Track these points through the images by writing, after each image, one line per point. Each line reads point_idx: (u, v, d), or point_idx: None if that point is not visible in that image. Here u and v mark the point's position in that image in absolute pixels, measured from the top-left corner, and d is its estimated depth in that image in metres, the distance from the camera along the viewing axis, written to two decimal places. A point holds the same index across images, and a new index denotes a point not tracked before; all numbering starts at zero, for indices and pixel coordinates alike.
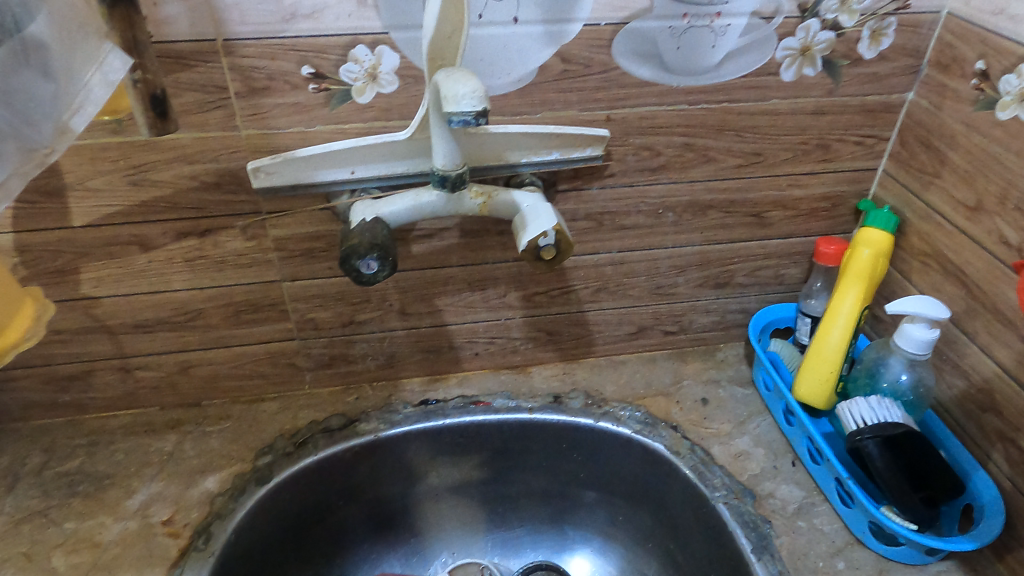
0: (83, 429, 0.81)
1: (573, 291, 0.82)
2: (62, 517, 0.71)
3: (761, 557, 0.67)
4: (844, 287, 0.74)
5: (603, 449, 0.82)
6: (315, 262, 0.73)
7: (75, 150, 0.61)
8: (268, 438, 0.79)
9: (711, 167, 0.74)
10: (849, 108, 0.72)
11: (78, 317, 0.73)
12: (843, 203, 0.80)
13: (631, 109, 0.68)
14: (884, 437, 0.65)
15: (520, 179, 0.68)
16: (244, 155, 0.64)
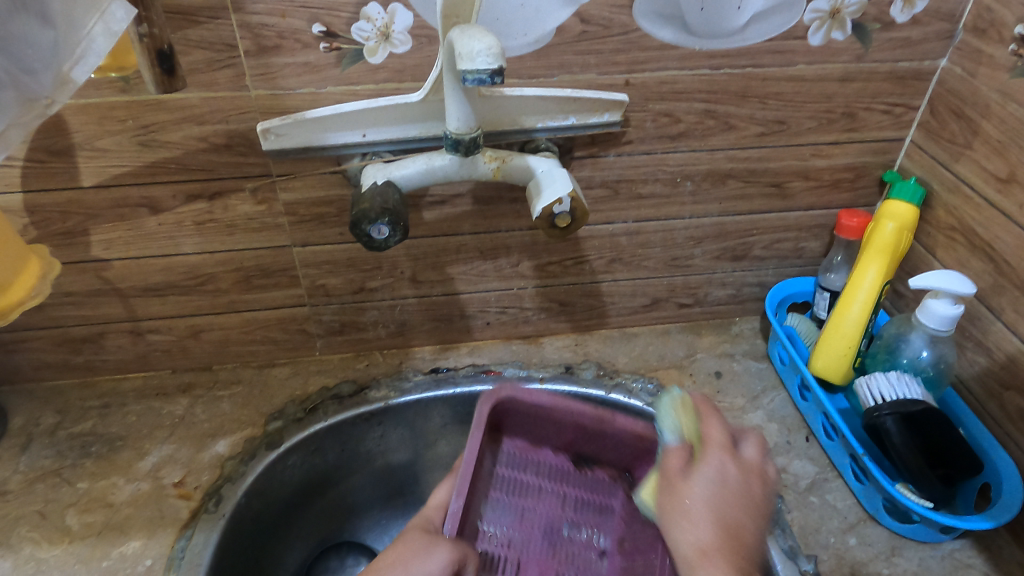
0: (96, 391, 0.81)
1: (587, 261, 0.81)
2: (76, 477, 0.72)
3: (773, 532, 0.66)
4: (866, 261, 0.73)
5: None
6: (326, 228, 0.72)
7: (83, 109, 0.60)
8: (279, 404, 0.79)
9: (731, 136, 0.72)
10: (877, 76, 0.70)
11: (89, 279, 0.73)
12: (867, 174, 0.78)
13: (651, 74, 0.65)
14: (904, 413, 0.64)
15: (535, 144, 0.66)
16: (254, 116, 0.62)
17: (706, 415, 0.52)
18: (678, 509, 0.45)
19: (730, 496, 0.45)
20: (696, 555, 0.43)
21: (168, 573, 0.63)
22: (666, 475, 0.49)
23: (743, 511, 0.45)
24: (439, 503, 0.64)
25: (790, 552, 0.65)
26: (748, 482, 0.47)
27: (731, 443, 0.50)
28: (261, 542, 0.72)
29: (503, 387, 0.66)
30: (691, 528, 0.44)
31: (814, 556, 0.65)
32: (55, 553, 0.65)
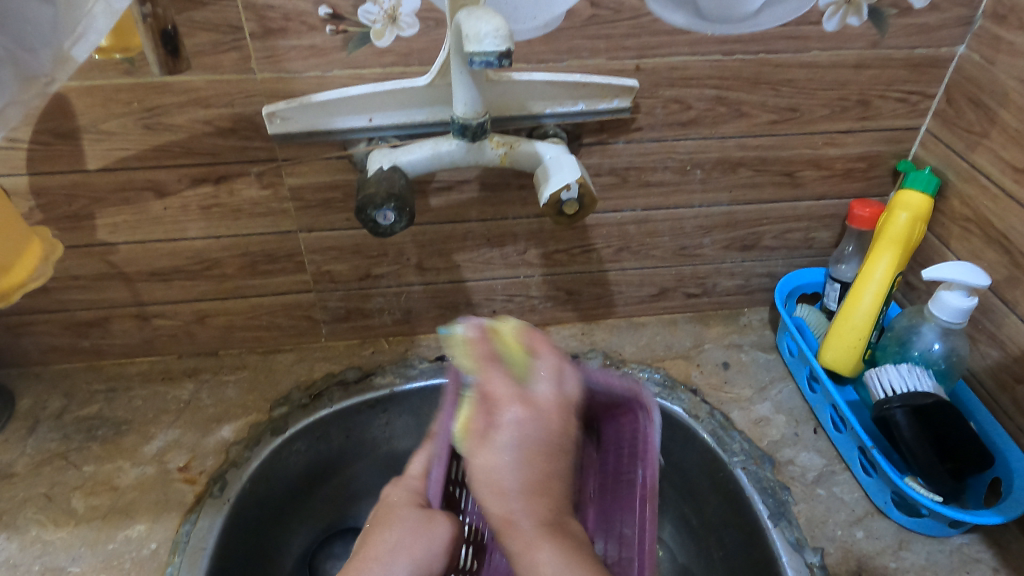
0: (102, 375, 0.81)
1: (594, 250, 0.80)
2: (82, 460, 0.72)
3: (778, 524, 0.66)
4: (878, 252, 0.72)
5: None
6: (332, 213, 0.71)
7: (87, 91, 0.59)
8: (284, 389, 0.79)
9: (743, 123, 0.71)
10: (893, 63, 0.68)
11: (94, 263, 0.72)
12: (881, 163, 0.77)
13: (662, 59, 0.64)
14: (913, 406, 0.63)
15: (544, 130, 0.65)
16: (260, 100, 0.62)
17: (490, 360, 0.56)
18: (483, 479, 0.50)
19: (529, 453, 0.50)
20: (505, 523, 0.49)
21: (173, 557, 0.63)
22: (472, 437, 0.52)
23: (542, 463, 0.50)
24: (421, 472, 0.64)
25: (795, 544, 0.65)
26: (544, 424, 0.51)
27: (521, 384, 0.53)
28: (264, 527, 0.72)
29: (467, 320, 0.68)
30: (495, 500, 0.49)
31: (821, 548, 0.64)
32: (60, 536, 0.65)
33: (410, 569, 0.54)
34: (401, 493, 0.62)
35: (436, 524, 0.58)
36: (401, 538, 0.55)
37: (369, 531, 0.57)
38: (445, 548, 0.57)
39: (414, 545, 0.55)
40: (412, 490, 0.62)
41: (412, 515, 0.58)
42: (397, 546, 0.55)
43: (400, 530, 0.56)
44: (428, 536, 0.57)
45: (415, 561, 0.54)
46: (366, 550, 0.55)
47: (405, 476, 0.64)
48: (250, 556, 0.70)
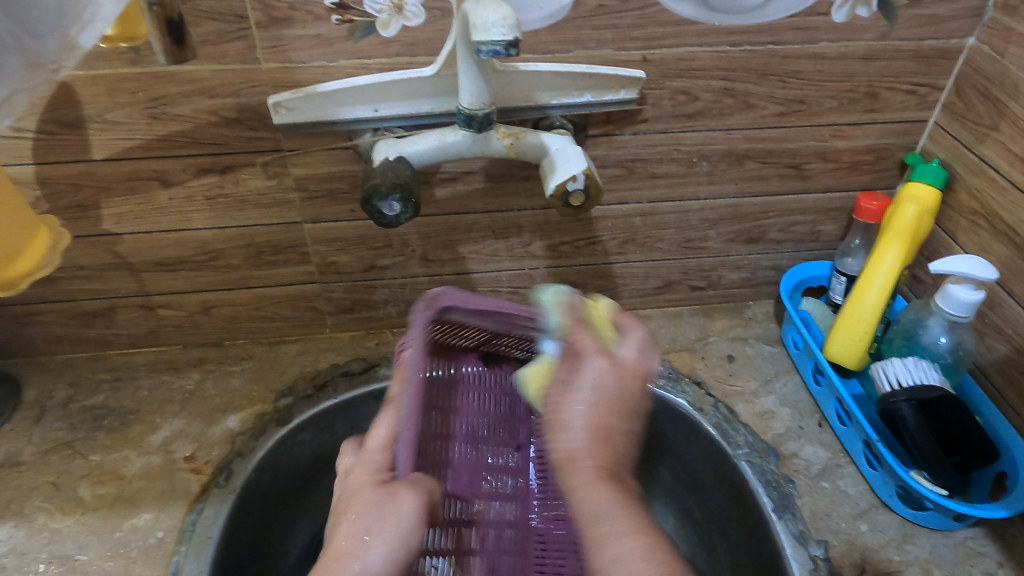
0: (108, 365, 0.82)
1: (599, 242, 0.80)
2: (88, 449, 0.72)
3: (782, 517, 0.66)
4: (885, 245, 0.71)
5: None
6: (337, 204, 0.71)
7: (93, 80, 0.59)
8: (289, 380, 0.79)
9: (750, 115, 0.70)
10: (902, 54, 0.68)
11: (100, 253, 0.73)
12: (888, 156, 0.76)
13: (669, 50, 0.64)
14: (920, 400, 0.64)
15: (549, 121, 0.65)
16: (265, 90, 0.62)
17: (578, 322, 0.54)
18: (559, 414, 0.47)
19: (601, 400, 0.47)
20: (566, 459, 0.45)
21: (179, 546, 0.64)
22: (553, 379, 0.51)
23: (614, 415, 0.47)
24: (382, 444, 0.58)
25: (800, 537, 0.65)
26: (621, 381, 0.48)
27: (609, 343, 0.52)
28: (269, 516, 0.73)
29: (442, 293, 0.62)
30: (569, 437, 0.46)
31: (825, 541, 0.64)
32: (67, 524, 0.66)
33: (385, 552, 0.47)
34: (366, 474, 0.55)
35: (402, 501, 0.51)
36: (369, 523, 0.49)
37: (336, 523, 0.51)
38: (421, 522, 0.50)
39: (384, 528, 0.48)
40: (373, 467, 0.56)
41: (376, 496, 0.51)
42: (367, 535, 0.48)
43: (366, 517, 0.49)
44: (397, 517, 0.49)
45: (388, 546, 0.48)
46: (339, 542, 0.48)
47: (366, 451, 0.58)
48: (255, 546, 0.70)
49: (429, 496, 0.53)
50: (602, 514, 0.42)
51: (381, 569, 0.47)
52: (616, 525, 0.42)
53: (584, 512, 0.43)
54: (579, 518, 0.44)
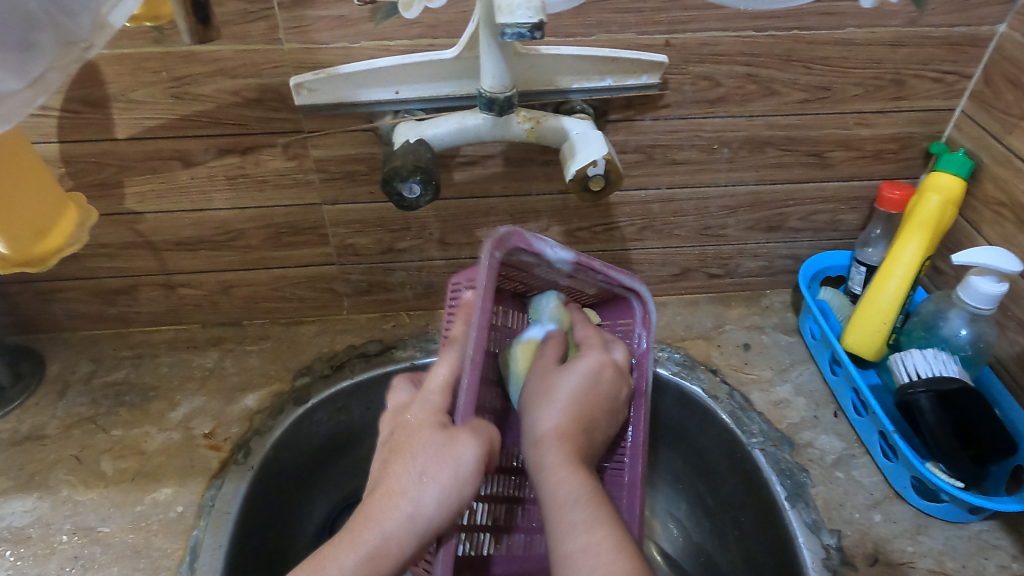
0: (129, 342, 0.83)
1: (617, 228, 0.79)
2: (110, 424, 0.74)
3: (795, 505, 0.66)
4: (907, 235, 0.71)
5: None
6: (356, 186, 0.71)
7: (117, 59, 0.60)
8: (307, 360, 0.80)
9: (773, 102, 0.70)
10: (931, 41, 0.67)
11: (123, 231, 0.73)
12: (913, 145, 0.75)
13: (692, 34, 0.63)
14: (938, 391, 0.63)
15: (570, 105, 0.65)
16: (287, 71, 0.62)
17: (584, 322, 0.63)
18: (551, 391, 0.53)
19: (593, 390, 0.54)
20: (543, 433, 0.51)
21: (198, 520, 0.65)
22: (546, 359, 0.59)
23: (594, 406, 0.54)
24: (445, 384, 0.53)
25: (812, 526, 0.65)
26: (613, 381, 0.56)
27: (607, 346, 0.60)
28: (285, 494, 0.74)
29: (512, 233, 0.55)
30: (554, 416, 0.52)
31: (838, 530, 0.65)
32: (90, 496, 0.67)
33: (440, 500, 0.46)
34: (424, 413, 0.51)
35: (462, 448, 0.48)
36: (427, 466, 0.47)
37: (390, 459, 0.49)
38: (479, 471, 0.48)
39: (442, 474, 0.47)
40: (433, 407, 0.52)
41: (435, 438, 0.48)
42: (425, 477, 0.46)
43: (425, 458, 0.47)
44: (457, 465, 0.47)
45: (443, 490, 0.46)
46: (390, 480, 0.47)
47: (426, 387, 0.53)
48: (272, 522, 0.72)
49: (491, 448, 0.50)
50: (576, 500, 0.46)
51: (431, 516, 0.46)
52: (576, 516, 0.46)
53: (560, 493, 0.47)
54: (552, 495, 0.47)
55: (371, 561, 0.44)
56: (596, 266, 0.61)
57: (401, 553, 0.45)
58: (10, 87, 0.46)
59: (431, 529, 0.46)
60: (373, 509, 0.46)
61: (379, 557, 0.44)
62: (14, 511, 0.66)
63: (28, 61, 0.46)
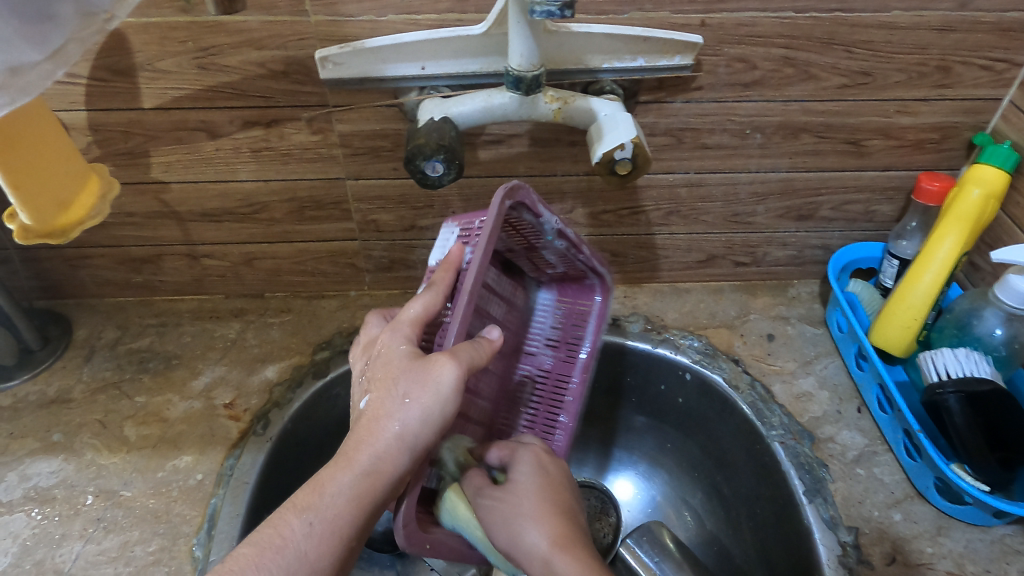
0: (154, 310, 0.84)
1: (643, 212, 0.78)
2: (134, 390, 0.75)
3: (813, 500, 0.65)
4: (944, 229, 0.68)
5: (643, 373, 0.80)
6: (380, 162, 0.71)
7: (144, 28, 0.59)
8: (327, 334, 0.80)
9: (810, 86, 0.67)
10: (981, 26, 0.64)
11: (148, 201, 0.74)
12: (955, 135, 0.72)
13: (729, 14, 0.61)
14: (968, 393, 0.61)
15: (599, 86, 0.63)
16: (313, 43, 0.61)
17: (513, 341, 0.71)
18: (519, 514, 0.51)
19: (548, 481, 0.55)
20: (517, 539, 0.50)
21: (217, 489, 0.66)
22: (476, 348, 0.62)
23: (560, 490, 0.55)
24: (417, 318, 0.52)
25: (830, 522, 0.64)
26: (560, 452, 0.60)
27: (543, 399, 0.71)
28: (303, 465, 0.74)
29: (522, 187, 0.55)
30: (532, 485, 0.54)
31: (855, 527, 0.63)
32: (114, 460, 0.69)
33: (422, 418, 0.47)
34: (400, 344, 0.50)
35: (442, 369, 0.47)
36: (409, 389, 0.47)
37: (369, 389, 0.49)
38: (458, 391, 0.48)
39: (423, 395, 0.47)
40: (405, 338, 0.51)
41: (412, 364, 0.48)
42: (407, 398, 0.47)
43: (407, 383, 0.47)
44: (436, 386, 0.47)
45: (425, 410, 0.47)
46: (375, 405, 0.47)
47: (397, 320, 0.52)
48: (288, 494, 0.72)
49: (470, 368, 0.49)
50: None
51: (417, 434, 0.47)
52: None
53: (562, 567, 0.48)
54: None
55: (369, 478, 0.45)
56: (584, 252, 0.66)
57: (394, 469, 0.46)
58: (29, 58, 0.45)
59: (420, 445, 0.47)
60: (362, 432, 0.47)
61: (372, 475, 0.45)
62: (41, 472, 0.68)
63: (48, 32, 0.46)
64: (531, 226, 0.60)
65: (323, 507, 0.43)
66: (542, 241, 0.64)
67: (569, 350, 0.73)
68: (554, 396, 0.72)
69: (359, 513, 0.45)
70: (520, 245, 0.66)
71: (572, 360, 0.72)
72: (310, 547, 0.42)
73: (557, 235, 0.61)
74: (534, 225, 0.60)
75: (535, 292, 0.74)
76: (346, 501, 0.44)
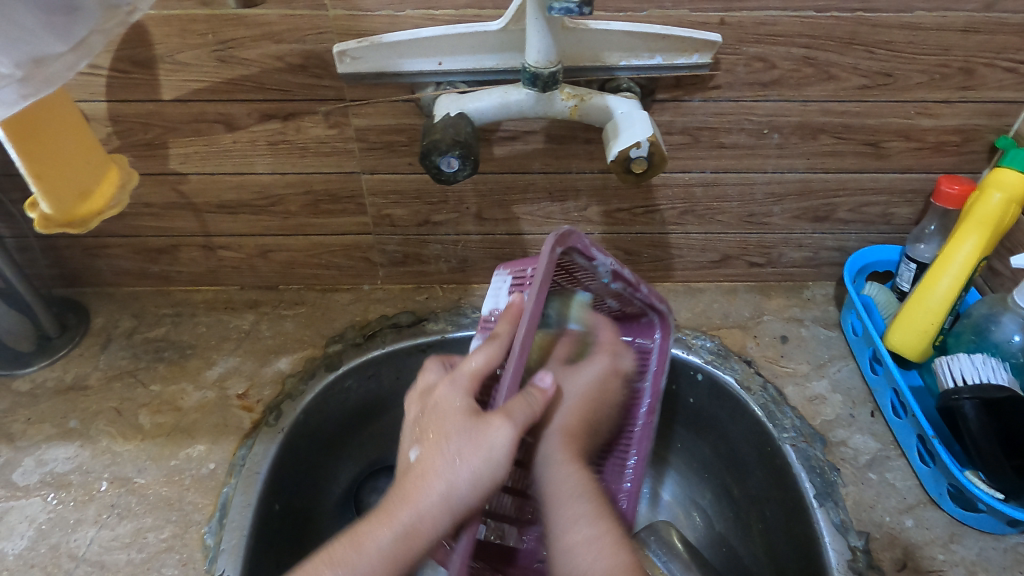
0: (170, 300, 0.85)
1: (658, 211, 0.78)
2: (149, 379, 0.76)
3: (824, 504, 0.65)
4: (963, 233, 0.67)
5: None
6: (396, 156, 0.71)
7: (165, 20, 0.60)
8: (340, 328, 0.81)
9: (830, 87, 0.67)
10: (1006, 28, 0.63)
11: (166, 192, 0.75)
12: (977, 138, 0.71)
13: (749, 13, 0.61)
14: (985, 399, 0.61)
15: (617, 83, 0.63)
16: (331, 37, 0.61)
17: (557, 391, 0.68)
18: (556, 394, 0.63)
19: (602, 395, 0.67)
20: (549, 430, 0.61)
21: (229, 478, 0.67)
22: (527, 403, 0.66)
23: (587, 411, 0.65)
24: (477, 373, 0.53)
25: (841, 526, 0.63)
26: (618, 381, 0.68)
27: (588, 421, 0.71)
28: (314, 456, 0.75)
29: (572, 233, 0.55)
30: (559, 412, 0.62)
31: (866, 532, 0.63)
32: (128, 448, 0.69)
33: (471, 481, 0.48)
34: (458, 399, 0.52)
35: (496, 431, 0.49)
36: (461, 448, 0.49)
37: (420, 440, 0.51)
38: (510, 454, 0.50)
39: (474, 456, 0.49)
40: (463, 391, 0.52)
41: (467, 422, 0.50)
42: (458, 459, 0.49)
43: (459, 441, 0.49)
44: (488, 450, 0.49)
45: (474, 472, 0.48)
46: (425, 461, 0.49)
47: (457, 372, 0.53)
48: (299, 484, 0.73)
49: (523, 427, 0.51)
50: (582, 532, 0.54)
51: (462, 495, 0.48)
52: (577, 510, 0.56)
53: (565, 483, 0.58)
54: (564, 527, 0.55)
55: (405, 539, 0.48)
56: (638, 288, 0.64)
57: (434, 530, 0.48)
58: (53, 50, 0.46)
59: (463, 508, 0.49)
60: (409, 488, 0.49)
61: (410, 536, 0.48)
62: (57, 458, 0.69)
63: (72, 24, 0.46)
64: (585, 269, 0.60)
65: (358, 564, 0.46)
66: (596, 282, 0.63)
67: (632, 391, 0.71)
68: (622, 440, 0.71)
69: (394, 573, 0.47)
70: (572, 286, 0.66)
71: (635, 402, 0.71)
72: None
73: (611, 276, 0.61)
74: (586, 267, 0.60)
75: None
76: (382, 559, 0.47)
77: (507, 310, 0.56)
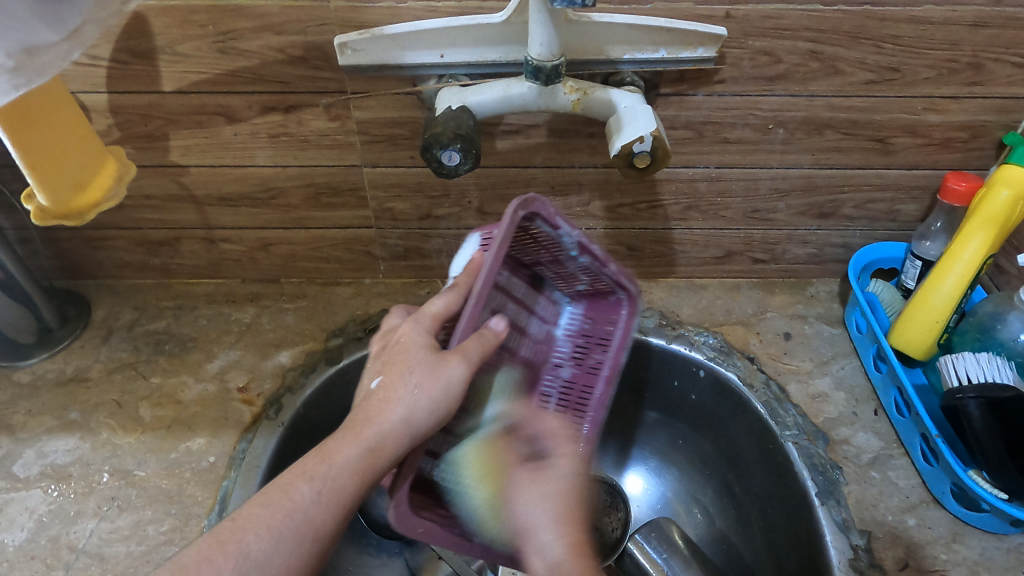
0: (171, 292, 0.85)
1: (661, 207, 0.77)
2: (150, 371, 0.76)
3: (826, 502, 0.64)
4: (969, 231, 0.67)
5: (654, 368, 0.79)
6: (397, 150, 0.70)
7: (164, 11, 0.60)
8: (341, 321, 0.81)
9: (837, 81, 0.66)
10: (1016, 22, 0.62)
11: (167, 184, 0.74)
12: (984, 134, 0.70)
13: (754, 6, 0.60)
14: (989, 398, 0.60)
15: (620, 77, 0.62)
16: (333, 29, 0.61)
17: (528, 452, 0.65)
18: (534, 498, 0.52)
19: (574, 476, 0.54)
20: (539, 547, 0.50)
21: (229, 471, 0.66)
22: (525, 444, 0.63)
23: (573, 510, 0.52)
24: (438, 315, 0.53)
25: (842, 525, 0.63)
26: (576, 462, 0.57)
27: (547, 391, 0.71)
28: None
29: (537, 199, 0.55)
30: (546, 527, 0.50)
31: (868, 531, 0.63)
32: (128, 440, 0.69)
33: (430, 410, 0.49)
34: (420, 335, 0.51)
35: (453, 367, 0.50)
36: (421, 379, 0.48)
37: (382, 369, 0.50)
38: (466, 387, 0.51)
39: (433, 387, 0.49)
40: (425, 330, 0.52)
41: (425, 358, 0.50)
42: (418, 388, 0.48)
43: (421, 372, 0.49)
44: (447, 383, 0.49)
45: (433, 402, 0.49)
46: (387, 387, 0.49)
47: (419, 312, 0.53)
48: None
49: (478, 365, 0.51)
50: None
51: (422, 420, 0.48)
52: None
53: None
54: None
55: (371, 454, 0.47)
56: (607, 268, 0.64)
57: (396, 450, 0.48)
58: (46, 40, 0.46)
59: (420, 432, 0.49)
60: (370, 410, 0.48)
61: (375, 453, 0.47)
62: (58, 450, 0.69)
63: (64, 12, 0.46)
64: (550, 238, 0.60)
65: (330, 477, 0.45)
66: (565, 256, 0.63)
67: (592, 362, 0.72)
68: (576, 406, 0.71)
69: (362, 487, 0.46)
70: (545, 258, 0.66)
71: (594, 372, 0.71)
72: (317, 513, 0.44)
73: (578, 249, 0.61)
74: (551, 236, 0.59)
75: (564, 306, 0.73)
76: (351, 475, 0.46)
77: (467, 266, 0.56)
